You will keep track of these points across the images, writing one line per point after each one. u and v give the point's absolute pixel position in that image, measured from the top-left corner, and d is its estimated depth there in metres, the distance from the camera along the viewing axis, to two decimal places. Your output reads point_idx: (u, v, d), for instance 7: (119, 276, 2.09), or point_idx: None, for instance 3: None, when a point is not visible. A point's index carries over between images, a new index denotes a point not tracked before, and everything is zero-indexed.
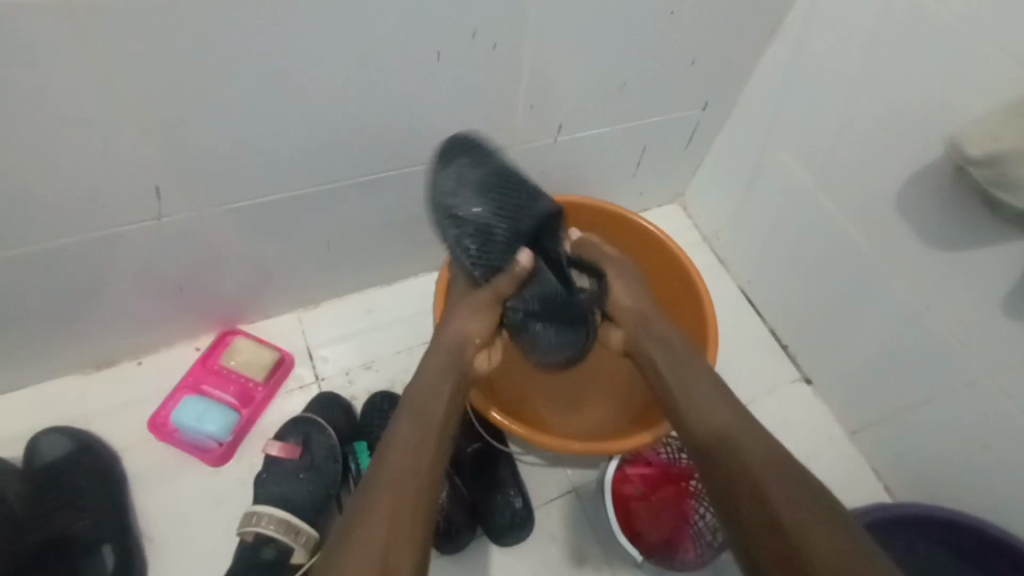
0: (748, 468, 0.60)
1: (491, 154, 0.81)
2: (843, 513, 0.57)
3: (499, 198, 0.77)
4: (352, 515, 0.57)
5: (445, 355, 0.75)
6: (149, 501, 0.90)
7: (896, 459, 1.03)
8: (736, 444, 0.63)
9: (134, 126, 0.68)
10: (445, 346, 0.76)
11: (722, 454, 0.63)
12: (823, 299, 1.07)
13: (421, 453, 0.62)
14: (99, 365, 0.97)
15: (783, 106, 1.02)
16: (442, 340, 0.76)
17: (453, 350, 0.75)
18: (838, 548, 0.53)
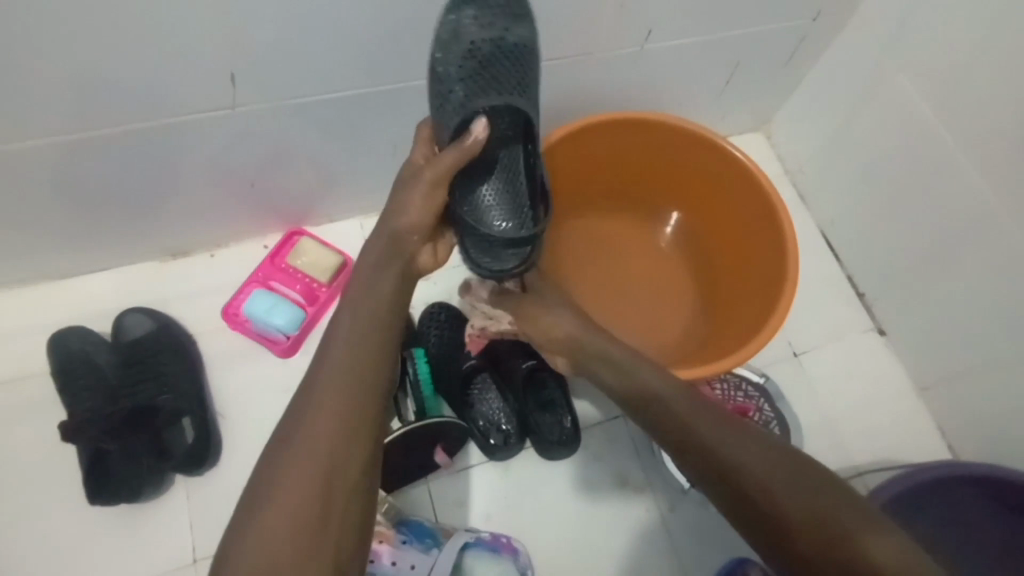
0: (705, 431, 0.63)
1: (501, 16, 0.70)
2: (816, 476, 0.58)
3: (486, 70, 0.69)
4: (293, 417, 0.60)
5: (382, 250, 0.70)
6: (223, 382, 0.96)
7: (969, 418, 0.99)
8: (682, 422, 0.65)
9: (215, 6, 0.66)
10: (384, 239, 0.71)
11: (676, 435, 0.65)
12: (916, 246, 0.98)
13: (344, 382, 0.62)
14: (174, 254, 1.01)
15: (912, 21, 0.89)
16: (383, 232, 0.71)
17: (390, 245, 0.70)
18: (814, 512, 0.55)
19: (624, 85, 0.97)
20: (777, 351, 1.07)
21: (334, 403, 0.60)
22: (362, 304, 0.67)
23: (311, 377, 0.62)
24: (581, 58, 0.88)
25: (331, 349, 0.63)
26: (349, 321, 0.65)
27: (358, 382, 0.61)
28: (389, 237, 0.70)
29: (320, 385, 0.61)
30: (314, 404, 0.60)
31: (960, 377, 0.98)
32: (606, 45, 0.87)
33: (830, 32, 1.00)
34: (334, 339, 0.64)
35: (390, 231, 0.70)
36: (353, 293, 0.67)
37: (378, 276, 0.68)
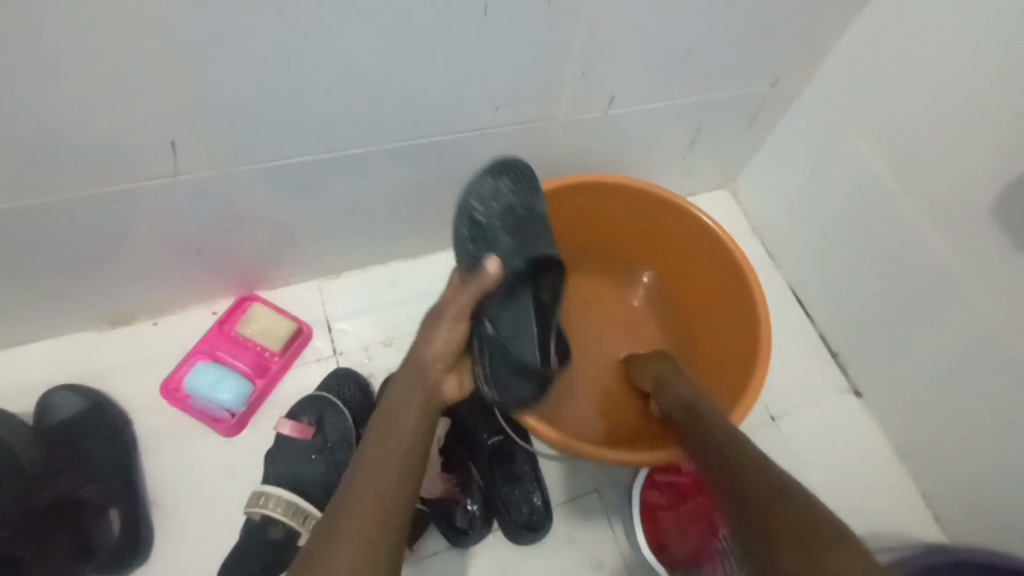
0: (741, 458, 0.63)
1: (531, 189, 0.77)
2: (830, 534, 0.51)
3: (522, 235, 0.73)
4: (313, 552, 0.52)
5: (406, 382, 0.69)
6: (159, 466, 0.88)
7: (949, 486, 0.95)
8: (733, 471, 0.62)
9: (154, 76, 0.62)
10: (407, 373, 0.70)
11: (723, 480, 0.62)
12: (885, 308, 0.97)
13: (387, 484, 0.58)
14: (114, 322, 0.94)
15: (867, 89, 0.91)
16: (406, 367, 0.70)
17: (413, 379, 0.69)
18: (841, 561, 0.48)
19: (589, 148, 0.96)
20: (754, 416, 1.03)
21: (359, 532, 0.53)
22: (387, 429, 0.64)
23: (334, 507, 0.56)
24: (544, 123, 0.87)
25: (358, 476, 0.58)
26: (376, 442, 0.62)
27: (385, 512, 0.55)
28: (413, 365, 0.70)
29: (343, 513, 0.54)
30: (336, 535, 0.52)
31: (939, 442, 0.95)
32: (569, 110, 0.86)
33: (791, 97, 1.01)
34: (359, 466, 0.59)
35: (415, 361, 0.70)
36: (380, 418, 0.65)
37: (406, 400, 0.67)
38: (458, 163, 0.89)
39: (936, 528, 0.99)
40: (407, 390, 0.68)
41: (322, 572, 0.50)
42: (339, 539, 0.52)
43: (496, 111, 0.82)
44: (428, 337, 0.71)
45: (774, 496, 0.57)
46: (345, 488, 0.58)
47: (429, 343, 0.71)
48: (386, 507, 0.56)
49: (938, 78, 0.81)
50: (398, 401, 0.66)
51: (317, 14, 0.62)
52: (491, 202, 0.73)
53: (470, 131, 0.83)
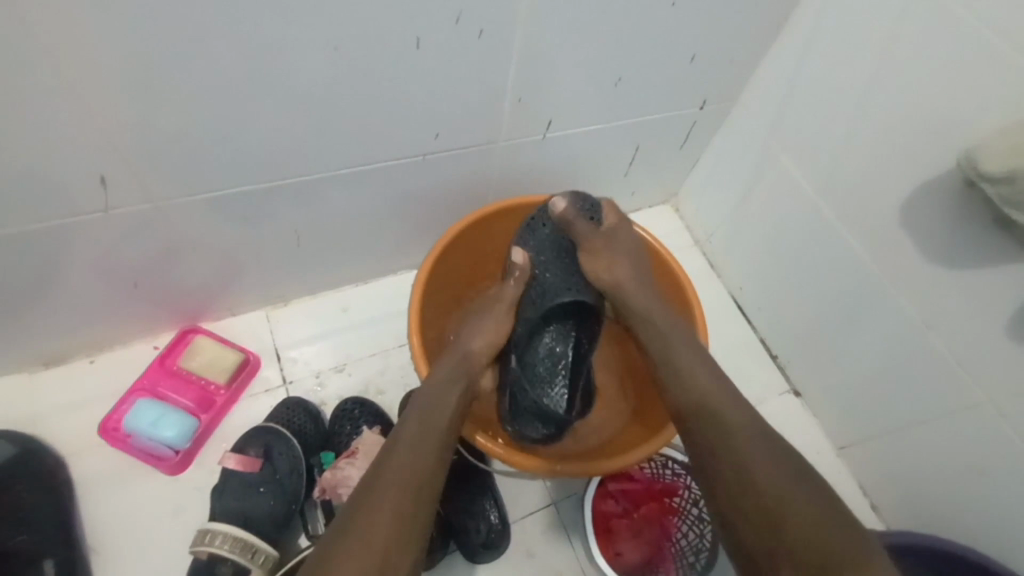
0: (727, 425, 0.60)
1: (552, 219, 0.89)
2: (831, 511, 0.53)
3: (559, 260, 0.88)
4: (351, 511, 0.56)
5: (449, 369, 0.74)
6: (99, 511, 0.85)
7: (884, 477, 1.00)
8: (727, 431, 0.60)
9: (83, 111, 0.61)
10: (449, 365, 0.75)
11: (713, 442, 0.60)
12: (816, 312, 1.03)
13: (422, 466, 0.60)
14: (47, 363, 0.90)
15: (786, 110, 0.98)
16: (448, 359, 0.76)
17: (459, 369, 0.75)
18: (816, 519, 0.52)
19: (532, 169, 0.99)
20: None
21: (398, 503, 0.56)
22: (430, 419, 0.66)
23: (375, 473, 0.59)
24: (486, 146, 0.89)
25: (398, 453, 0.61)
26: (415, 423, 0.65)
27: (421, 485, 0.58)
28: (458, 358, 0.77)
29: (384, 481, 0.58)
30: (378, 499, 0.56)
31: (872, 437, 1.00)
32: (510, 134, 0.89)
33: (719, 116, 1.07)
34: (401, 443, 0.62)
35: (459, 355, 0.77)
36: (423, 405, 0.68)
37: (445, 391, 0.70)
38: (403, 187, 0.90)
39: (876, 519, 1.03)
40: (449, 375, 0.73)
41: (361, 533, 0.53)
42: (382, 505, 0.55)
43: (438, 137, 0.84)
44: (472, 341, 0.80)
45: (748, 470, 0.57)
46: (385, 459, 0.60)
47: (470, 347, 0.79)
48: (422, 483, 0.59)
49: (845, 98, 0.88)
50: (440, 386, 0.71)
51: (251, 47, 0.62)
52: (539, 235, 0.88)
53: (413, 156, 0.85)
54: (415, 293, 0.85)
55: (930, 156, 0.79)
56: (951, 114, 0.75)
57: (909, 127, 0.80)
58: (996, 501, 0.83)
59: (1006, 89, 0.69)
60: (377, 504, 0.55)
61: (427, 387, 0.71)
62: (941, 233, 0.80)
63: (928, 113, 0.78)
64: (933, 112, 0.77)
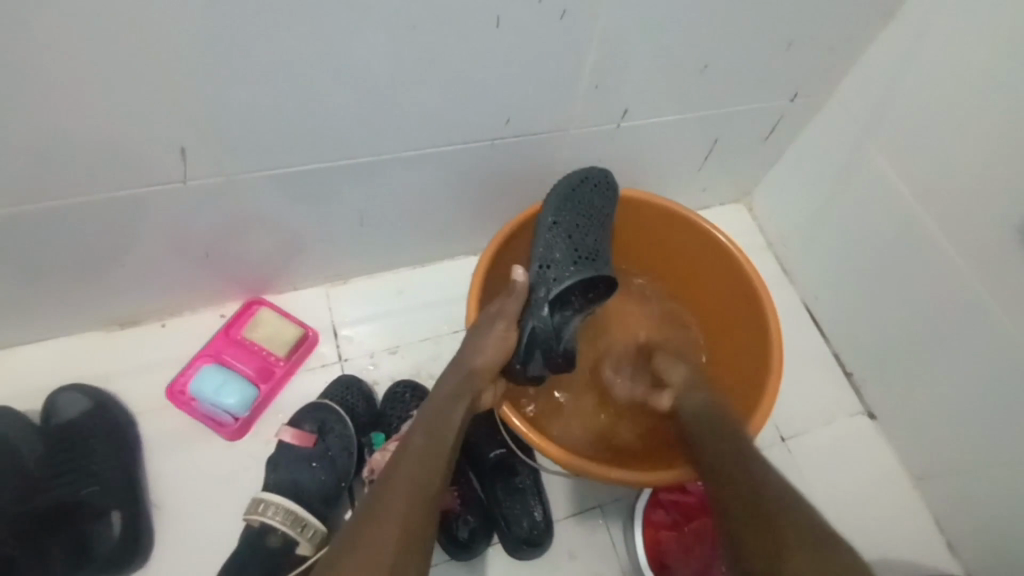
0: (750, 478, 0.65)
1: (595, 195, 0.84)
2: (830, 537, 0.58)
3: (576, 236, 0.81)
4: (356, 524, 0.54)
5: (455, 382, 0.70)
6: (162, 468, 0.89)
7: (967, 517, 0.92)
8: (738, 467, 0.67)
9: (168, 82, 0.62)
10: (457, 374, 0.71)
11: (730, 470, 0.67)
12: (903, 330, 0.94)
13: (423, 478, 0.58)
14: (123, 323, 0.95)
15: (887, 106, 0.89)
16: (457, 369, 0.72)
17: (464, 379, 0.71)
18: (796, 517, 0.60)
19: (600, 159, 0.95)
20: (763, 436, 1.01)
21: (402, 514, 0.55)
22: (438, 428, 0.64)
23: (379, 487, 0.58)
24: (556, 133, 0.86)
25: (400, 465, 0.59)
26: (421, 429, 0.63)
27: (423, 498, 0.57)
28: (463, 372, 0.71)
29: (390, 493, 0.56)
30: (382, 511, 0.55)
31: (956, 471, 0.92)
32: (582, 122, 0.85)
33: (809, 111, 0.99)
34: (406, 453, 0.60)
35: (466, 368, 0.72)
36: (430, 415, 0.65)
37: (451, 406, 0.67)
38: (468, 172, 0.88)
39: (952, 559, 0.95)
40: (457, 388, 0.69)
41: (367, 546, 0.52)
42: (386, 518, 0.54)
43: (508, 122, 0.81)
44: (479, 352, 0.73)
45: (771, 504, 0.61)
46: (389, 472, 0.59)
47: (481, 359, 0.73)
48: (425, 496, 0.57)
49: (962, 95, 0.79)
50: (447, 397, 0.68)
51: (328, 22, 0.61)
52: (568, 212, 0.82)
53: (481, 140, 0.83)
54: (477, 278, 0.83)
55: None
56: None
57: None
58: None
59: None
60: (379, 515, 0.54)
61: (431, 402, 0.68)
62: None
63: None
64: None
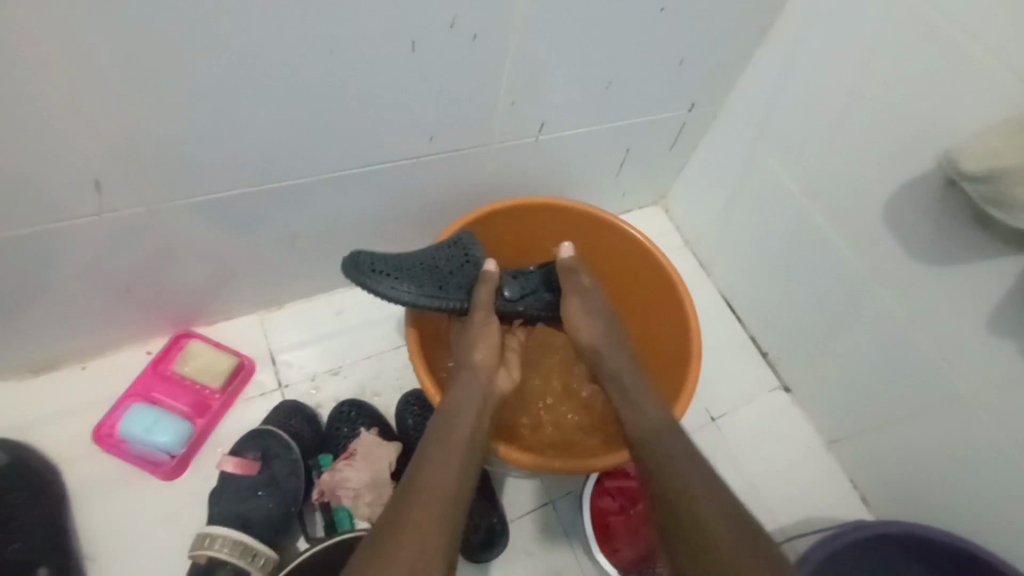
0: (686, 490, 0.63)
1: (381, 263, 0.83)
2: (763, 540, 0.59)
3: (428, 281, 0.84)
4: (381, 530, 0.55)
5: (470, 383, 0.75)
6: (93, 518, 0.84)
7: (872, 470, 1.02)
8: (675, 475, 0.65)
9: (80, 114, 0.61)
10: (469, 378, 0.76)
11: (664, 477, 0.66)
12: (805, 309, 1.05)
13: (453, 473, 0.62)
14: (38, 369, 0.90)
15: (771, 112, 1.00)
16: (466, 375, 0.76)
17: (475, 380, 0.76)
18: (721, 517, 0.60)
19: (525, 171, 1.00)
20: (694, 418, 1.09)
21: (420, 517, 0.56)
22: (452, 428, 0.67)
23: (403, 493, 0.59)
24: (480, 149, 0.90)
25: (427, 468, 0.61)
26: (438, 437, 0.66)
27: (452, 497, 0.60)
28: (466, 374, 0.77)
29: (415, 497, 0.58)
30: (411, 511, 0.56)
31: (859, 431, 1.02)
32: (502, 137, 0.90)
33: (706, 119, 1.09)
34: (429, 457, 0.63)
35: (469, 369, 0.77)
36: (444, 415, 0.69)
37: (465, 404, 0.71)
38: (398, 190, 0.91)
39: (865, 511, 1.05)
40: (469, 390, 0.74)
41: (395, 543, 0.53)
42: (411, 513, 0.56)
43: (433, 139, 0.85)
44: (473, 356, 0.79)
45: (697, 506, 0.62)
46: (414, 475, 0.61)
47: (473, 360, 0.79)
48: (454, 492, 0.60)
49: (828, 100, 0.90)
50: (461, 400, 0.72)
51: (244, 48, 0.62)
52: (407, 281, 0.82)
53: (408, 159, 0.86)
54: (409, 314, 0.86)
55: (912, 157, 0.81)
56: (929, 117, 0.77)
57: (889, 129, 0.83)
58: (982, 490, 0.85)
59: (980, 93, 0.71)
60: (406, 516, 0.56)
61: (447, 402, 0.72)
62: (923, 231, 0.82)
63: (908, 115, 0.80)
64: (912, 114, 0.79)
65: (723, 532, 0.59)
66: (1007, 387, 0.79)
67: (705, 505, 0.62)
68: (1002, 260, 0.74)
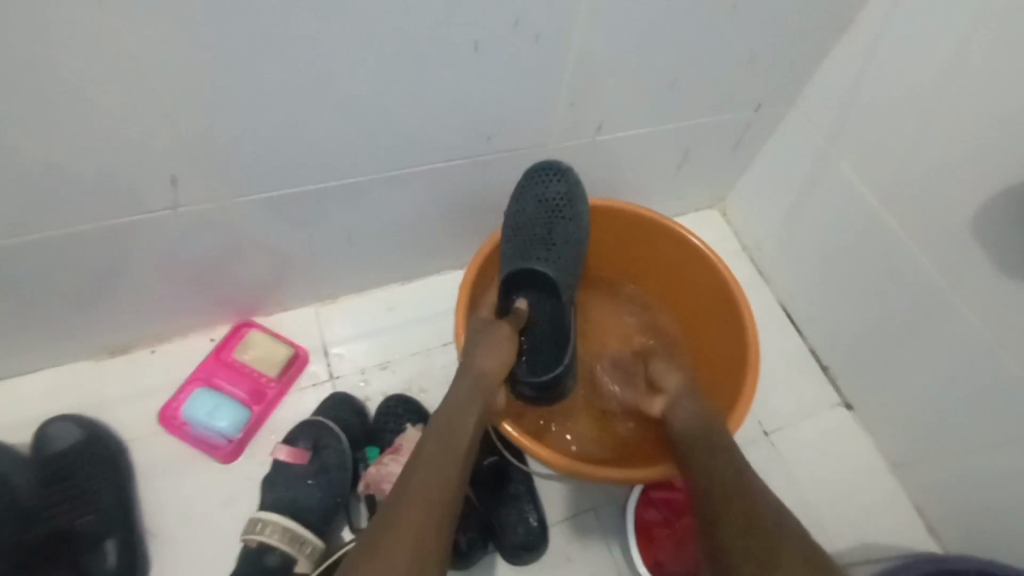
0: (734, 497, 0.63)
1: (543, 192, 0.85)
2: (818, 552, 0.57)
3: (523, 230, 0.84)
4: (374, 535, 0.57)
5: (473, 383, 0.73)
6: (157, 494, 0.89)
7: (943, 500, 0.95)
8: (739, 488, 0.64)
9: (158, 112, 0.64)
10: (471, 378, 0.74)
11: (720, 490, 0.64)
12: (874, 323, 0.98)
13: (446, 482, 0.62)
14: (112, 351, 0.95)
15: (846, 114, 0.94)
16: (467, 372, 0.74)
17: (481, 383, 0.74)
18: (776, 529, 0.59)
19: (579, 172, 0.98)
20: (748, 432, 1.05)
21: (417, 524, 0.58)
22: (449, 435, 0.67)
23: (393, 499, 0.60)
24: (536, 149, 0.89)
25: (415, 475, 0.62)
26: (433, 440, 0.65)
27: (440, 504, 0.60)
28: (471, 375, 0.74)
29: (404, 505, 0.59)
30: (402, 521, 0.57)
31: (930, 457, 0.96)
32: (559, 137, 0.89)
33: (773, 120, 1.04)
34: (418, 465, 0.63)
35: (472, 371, 0.74)
36: (442, 420, 0.68)
37: (465, 411, 0.70)
38: (452, 190, 0.91)
39: (932, 542, 0.99)
40: (473, 392, 0.73)
41: (383, 556, 0.55)
42: (400, 523, 0.57)
43: (489, 140, 0.84)
44: (477, 357, 0.76)
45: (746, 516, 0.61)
46: (406, 478, 0.62)
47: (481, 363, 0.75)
48: (441, 502, 0.60)
49: (911, 102, 0.84)
50: (459, 405, 0.71)
51: (310, 50, 0.63)
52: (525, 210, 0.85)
53: (464, 158, 0.86)
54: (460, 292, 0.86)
55: (1006, 165, 0.74)
56: None
57: (981, 133, 0.76)
58: None
59: None
60: (399, 523, 0.57)
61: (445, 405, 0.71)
62: (1016, 245, 0.75)
63: (1002, 121, 0.73)
64: (1008, 120, 0.73)
65: (784, 542, 0.58)
66: None
67: (760, 510, 0.61)
68: None
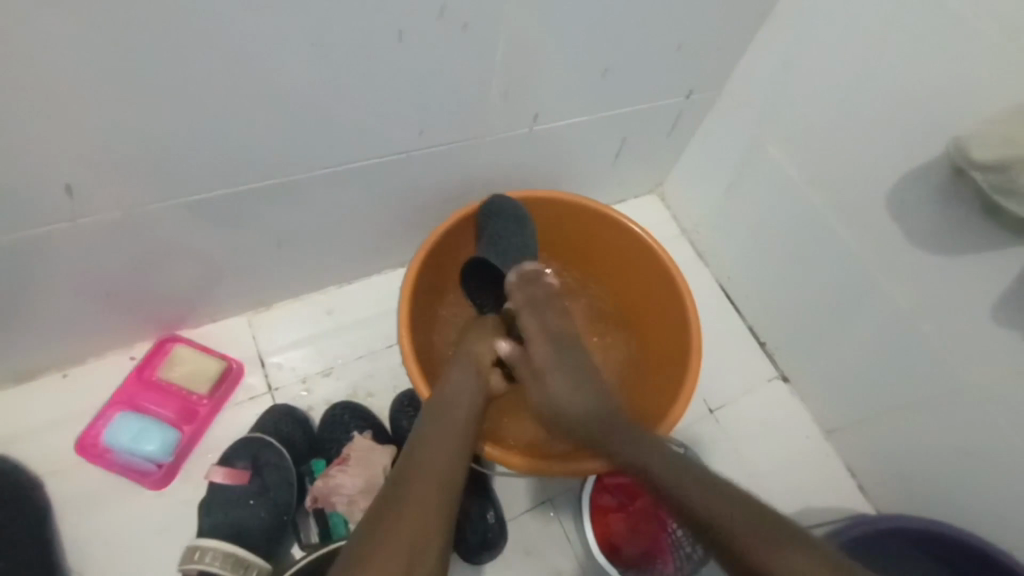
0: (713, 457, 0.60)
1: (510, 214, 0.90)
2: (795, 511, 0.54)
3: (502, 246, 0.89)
4: (371, 520, 0.53)
5: (470, 372, 0.76)
6: (80, 530, 0.82)
7: (872, 461, 1.02)
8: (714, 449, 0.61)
9: (44, 116, 0.57)
10: (467, 366, 0.77)
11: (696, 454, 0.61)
12: (806, 298, 1.03)
13: (445, 462, 0.60)
14: (17, 378, 0.86)
15: (771, 98, 0.97)
16: (462, 360, 0.78)
17: (477, 369, 0.77)
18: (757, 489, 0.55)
19: (518, 163, 0.97)
20: (694, 411, 1.08)
21: (417, 503, 0.54)
22: (446, 421, 0.66)
23: (393, 480, 0.57)
24: (472, 141, 0.87)
25: (416, 458, 0.60)
26: (431, 426, 0.65)
27: (440, 487, 0.57)
28: (468, 364, 0.77)
29: (406, 486, 0.56)
30: (400, 504, 0.54)
31: (860, 422, 1.01)
32: (495, 129, 0.87)
33: (704, 106, 1.06)
34: (417, 445, 0.61)
35: (469, 361, 0.78)
36: (438, 409, 0.68)
37: (462, 397, 0.71)
38: (387, 186, 0.88)
39: (865, 500, 1.05)
40: (471, 379, 0.75)
41: (384, 535, 0.51)
42: (401, 502, 0.54)
43: (421, 134, 0.81)
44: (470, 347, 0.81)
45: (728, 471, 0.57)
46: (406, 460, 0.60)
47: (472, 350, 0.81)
48: (443, 483, 0.58)
49: (830, 86, 0.87)
50: (458, 393, 0.72)
51: (217, 43, 0.58)
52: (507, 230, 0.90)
53: (397, 153, 0.82)
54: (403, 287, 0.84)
55: (916, 145, 0.78)
56: (935, 104, 0.75)
57: (894, 116, 0.80)
58: (984, 482, 0.85)
59: (990, 80, 0.69)
60: (397, 504, 0.54)
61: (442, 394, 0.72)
62: (929, 220, 0.80)
63: (912, 104, 0.77)
64: (917, 102, 0.77)
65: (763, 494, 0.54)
66: (1011, 379, 0.77)
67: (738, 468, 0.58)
68: (1008, 251, 0.72)
